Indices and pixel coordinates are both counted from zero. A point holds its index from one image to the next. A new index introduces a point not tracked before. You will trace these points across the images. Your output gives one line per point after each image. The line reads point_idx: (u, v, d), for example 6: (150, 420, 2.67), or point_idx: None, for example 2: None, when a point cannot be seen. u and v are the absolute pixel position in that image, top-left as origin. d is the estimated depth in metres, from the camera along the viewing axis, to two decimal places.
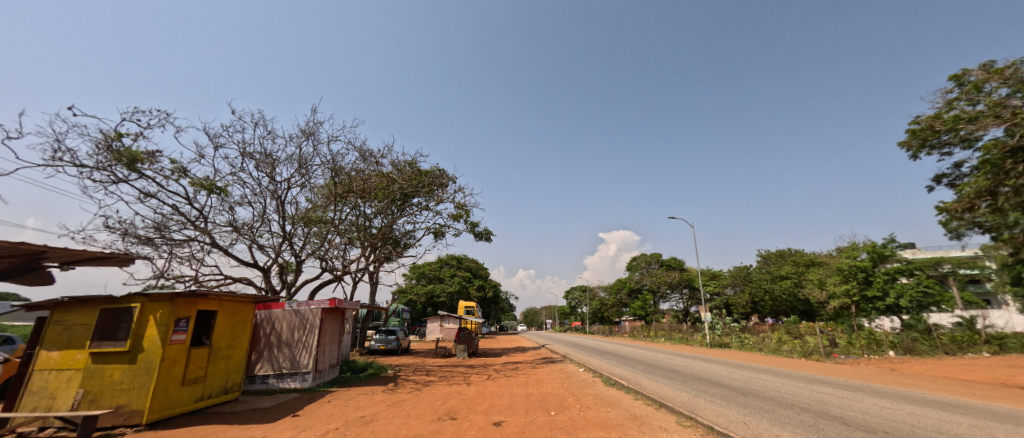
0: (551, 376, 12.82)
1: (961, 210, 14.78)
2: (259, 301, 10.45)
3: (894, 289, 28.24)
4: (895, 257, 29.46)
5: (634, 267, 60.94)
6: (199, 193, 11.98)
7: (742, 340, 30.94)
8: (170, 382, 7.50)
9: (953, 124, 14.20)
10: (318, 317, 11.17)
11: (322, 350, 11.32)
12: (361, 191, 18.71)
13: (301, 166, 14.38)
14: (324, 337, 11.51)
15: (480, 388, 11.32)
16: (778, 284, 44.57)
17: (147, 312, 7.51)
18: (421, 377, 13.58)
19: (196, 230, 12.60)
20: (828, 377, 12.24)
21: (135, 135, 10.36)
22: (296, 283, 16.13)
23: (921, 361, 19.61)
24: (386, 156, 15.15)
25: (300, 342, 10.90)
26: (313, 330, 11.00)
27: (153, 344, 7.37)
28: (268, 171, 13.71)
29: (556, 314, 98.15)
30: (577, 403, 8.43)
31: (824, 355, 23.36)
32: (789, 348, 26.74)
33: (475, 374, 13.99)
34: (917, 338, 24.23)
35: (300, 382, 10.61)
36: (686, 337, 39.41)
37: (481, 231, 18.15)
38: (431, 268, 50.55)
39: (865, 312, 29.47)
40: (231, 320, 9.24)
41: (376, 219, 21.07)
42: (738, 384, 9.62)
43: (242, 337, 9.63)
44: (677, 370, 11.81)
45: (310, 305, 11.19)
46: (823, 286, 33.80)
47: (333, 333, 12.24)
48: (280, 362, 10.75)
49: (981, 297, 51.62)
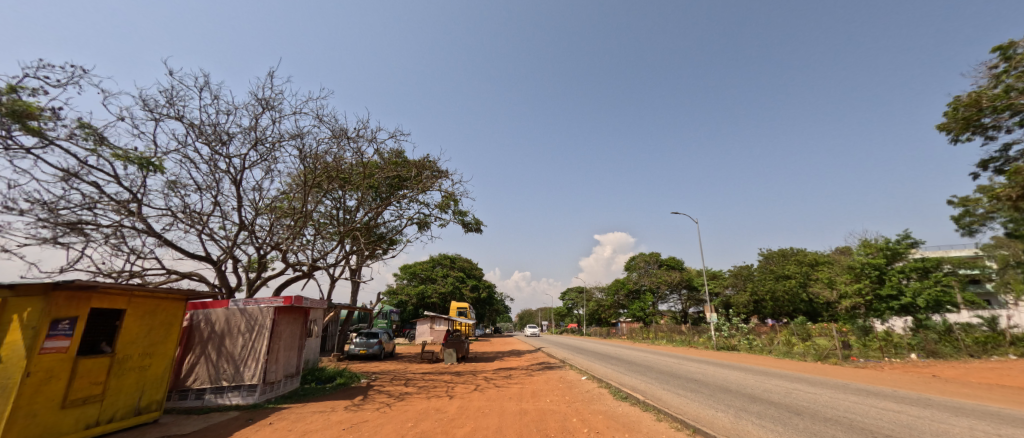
0: (550, 386, 10.96)
1: (1012, 197, 13.19)
2: (193, 298, 8.61)
3: (909, 288, 26.41)
4: (909, 254, 27.81)
5: (633, 267, 59.21)
6: (127, 169, 10.03)
7: (748, 342, 29.25)
8: (41, 404, 5.66)
9: (1003, 101, 11.99)
10: (270, 318, 9.36)
11: (276, 358, 9.48)
12: (336, 177, 16.66)
13: (260, 144, 12.36)
14: (278, 343, 9.65)
15: (465, 404, 9.39)
16: (781, 283, 42.99)
17: (12, 312, 5.70)
18: (397, 387, 11.67)
19: (127, 215, 10.64)
20: (870, 386, 10.42)
21: (36, 90, 8.45)
22: (257, 281, 14.19)
23: (951, 366, 17.88)
24: (364, 135, 13.01)
25: (246, 348, 9.04)
26: (264, 334, 9.19)
27: (15, 354, 5.54)
28: (220, 147, 11.75)
29: (552, 315, 96.20)
30: (585, 427, 6.60)
31: (841, 359, 21.65)
32: (801, 350, 25.06)
33: (462, 384, 12.09)
34: (938, 339, 22.60)
35: (243, 397, 8.74)
36: (688, 338, 37.64)
37: (471, 222, 16.28)
38: (422, 268, 48.73)
39: (878, 312, 27.71)
40: (147, 321, 7.48)
41: (359, 211, 19.18)
42: (779, 399, 7.82)
43: (165, 343, 7.86)
44: (697, 380, 10.02)
45: (261, 303, 9.41)
46: (830, 285, 32.23)
47: (291, 337, 10.38)
48: (220, 372, 8.85)
49: (982, 297, 50.50)
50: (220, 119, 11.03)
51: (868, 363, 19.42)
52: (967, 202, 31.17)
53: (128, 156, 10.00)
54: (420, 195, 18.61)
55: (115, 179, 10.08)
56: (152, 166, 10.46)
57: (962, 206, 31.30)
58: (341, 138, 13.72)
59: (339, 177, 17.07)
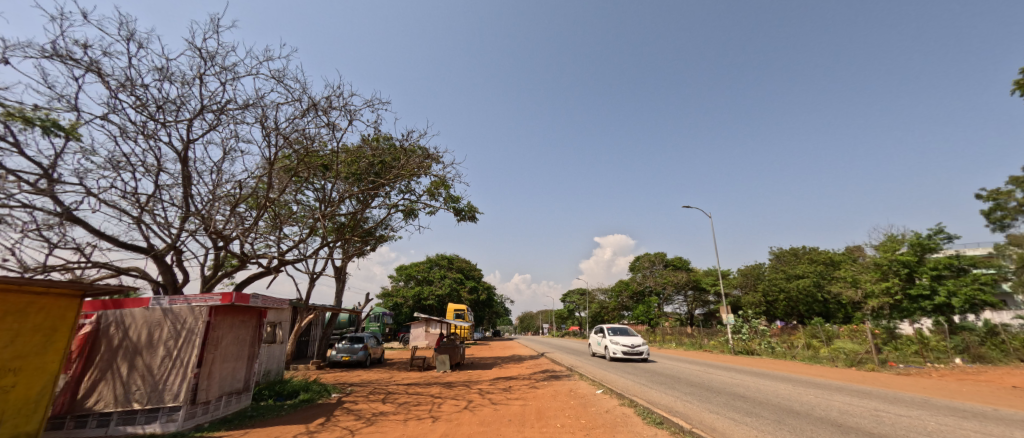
0: (558, 403, 8.91)
1: None
2: (94, 294, 6.67)
3: (944, 287, 23.79)
4: (941, 250, 25.33)
5: (637, 267, 57.04)
6: (26, 133, 8.05)
7: (767, 346, 26.98)
8: None
9: None
10: (202, 320, 7.48)
11: (211, 371, 7.57)
12: (314, 161, 14.93)
13: (208, 112, 10.37)
14: (214, 352, 7.74)
15: (452, 430, 7.28)
16: (794, 283, 40.79)
17: None
18: (371, 405, 9.60)
19: (35, 193, 8.62)
20: (957, 403, 8.36)
21: None
22: (216, 278, 12.05)
23: (1007, 372, 15.73)
24: (340, 105, 10.98)
25: (168, 359, 7.16)
26: (193, 341, 7.32)
27: None
28: (156, 112, 9.76)
29: (554, 318, 93.66)
30: None
31: (878, 365, 19.42)
32: (829, 355, 22.92)
33: (451, 399, 9.97)
34: (983, 342, 20.36)
35: (160, 424, 6.85)
36: (699, 341, 35.30)
37: (465, 210, 14.27)
38: (419, 269, 46.65)
39: (908, 313, 25.22)
40: (12, 325, 5.61)
41: (344, 204, 17.20)
42: (874, 429, 5.79)
43: (40, 354, 5.92)
44: (744, 397, 7.94)
45: (191, 302, 7.48)
46: (854, 283, 29.92)
47: (237, 344, 8.44)
48: (132, 392, 6.94)
49: (1000, 297, 48.07)
50: (152, 76, 9.06)
51: (910, 370, 17.30)
52: (998, 194, 29.14)
53: (26, 115, 8.02)
54: (408, 182, 16.55)
55: (13, 145, 8.11)
56: (62, 131, 8.50)
57: (993, 199, 29.27)
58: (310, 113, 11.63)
59: (316, 163, 15.14)
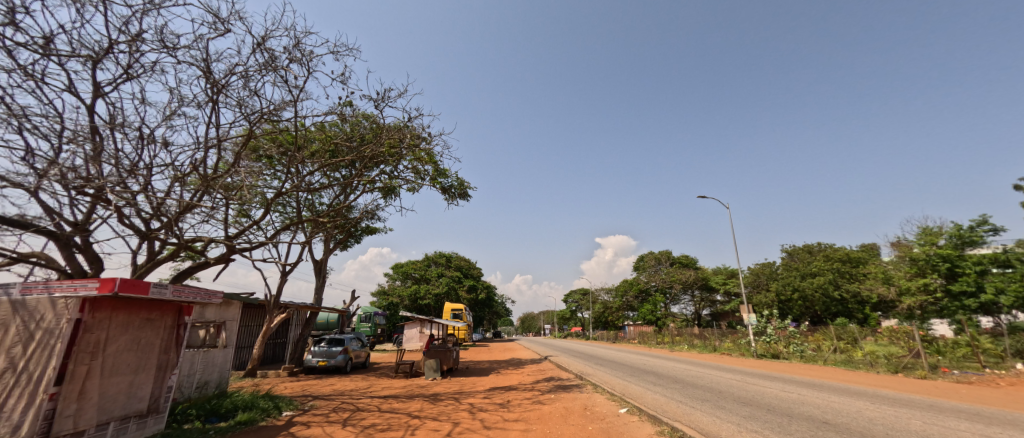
0: (573, 429, 6.68)
1: None
2: None
3: (991, 283, 21.28)
4: (986, 244, 22.83)
5: (642, 267, 54.59)
6: None
7: (795, 349, 24.57)
8: None
9: None
10: (68, 319, 5.24)
11: (83, 389, 5.37)
12: (281, 137, 12.64)
13: (122, 54, 8.05)
14: (91, 362, 5.50)
15: None
16: (808, 282, 38.43)
17: None
18: (324, 431, 7.27)
19: None
20: None
21: None
22: (148, 268, 9.71)
23: None
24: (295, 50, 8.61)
25: (11, 373, 4.96)
26: (51, 347, 5.10)
27: None
28: (48, 49, 7.39)
29: (555, 319, 91.28)
30: None
31: (929, 372, 17.05)
32: (866, 359, 20.53)
33: (431, 422, 7.68)
34: None
35: None
36: (711, 342, 32.84)
37: (454, 188, 12.03)
38: (416, 267, 44.41)
39: (951, 313, 22.77)
40: None
41: (321, 191, 14.92)
42: None
43: None
44: (838, 427, 5.78)
45: (54, 291, 5.28)
46: (886, 280, 27.45)
47: (135, 351, 6.18)
48: None
49: None
50: None
51: (970, 378, 15.03)
52: None
53: None
54: (390, 163, 14.36)
55: None
56: None
57: None
58: (262, 65, 9.24)
59: (285, 138, 12.82)
